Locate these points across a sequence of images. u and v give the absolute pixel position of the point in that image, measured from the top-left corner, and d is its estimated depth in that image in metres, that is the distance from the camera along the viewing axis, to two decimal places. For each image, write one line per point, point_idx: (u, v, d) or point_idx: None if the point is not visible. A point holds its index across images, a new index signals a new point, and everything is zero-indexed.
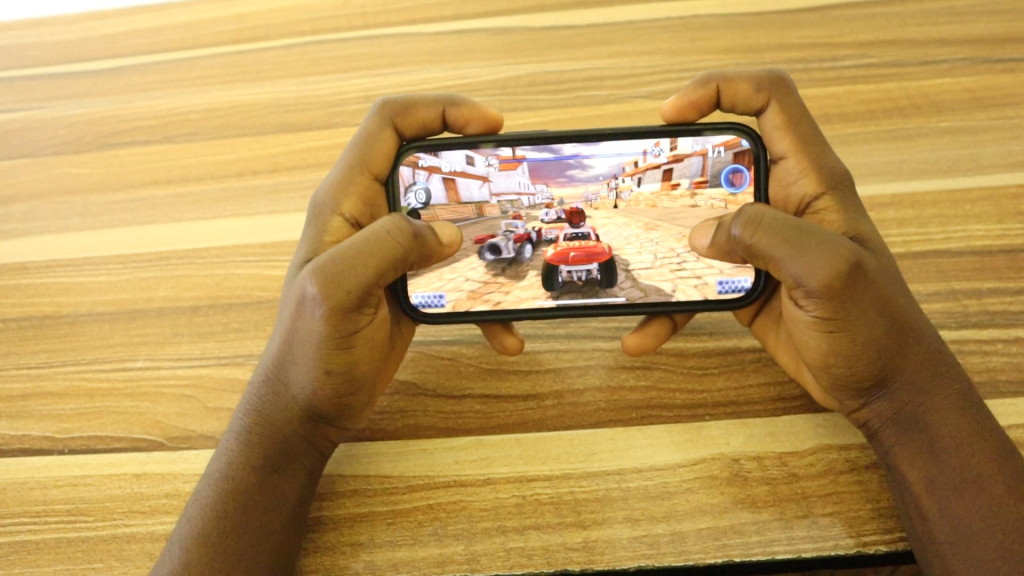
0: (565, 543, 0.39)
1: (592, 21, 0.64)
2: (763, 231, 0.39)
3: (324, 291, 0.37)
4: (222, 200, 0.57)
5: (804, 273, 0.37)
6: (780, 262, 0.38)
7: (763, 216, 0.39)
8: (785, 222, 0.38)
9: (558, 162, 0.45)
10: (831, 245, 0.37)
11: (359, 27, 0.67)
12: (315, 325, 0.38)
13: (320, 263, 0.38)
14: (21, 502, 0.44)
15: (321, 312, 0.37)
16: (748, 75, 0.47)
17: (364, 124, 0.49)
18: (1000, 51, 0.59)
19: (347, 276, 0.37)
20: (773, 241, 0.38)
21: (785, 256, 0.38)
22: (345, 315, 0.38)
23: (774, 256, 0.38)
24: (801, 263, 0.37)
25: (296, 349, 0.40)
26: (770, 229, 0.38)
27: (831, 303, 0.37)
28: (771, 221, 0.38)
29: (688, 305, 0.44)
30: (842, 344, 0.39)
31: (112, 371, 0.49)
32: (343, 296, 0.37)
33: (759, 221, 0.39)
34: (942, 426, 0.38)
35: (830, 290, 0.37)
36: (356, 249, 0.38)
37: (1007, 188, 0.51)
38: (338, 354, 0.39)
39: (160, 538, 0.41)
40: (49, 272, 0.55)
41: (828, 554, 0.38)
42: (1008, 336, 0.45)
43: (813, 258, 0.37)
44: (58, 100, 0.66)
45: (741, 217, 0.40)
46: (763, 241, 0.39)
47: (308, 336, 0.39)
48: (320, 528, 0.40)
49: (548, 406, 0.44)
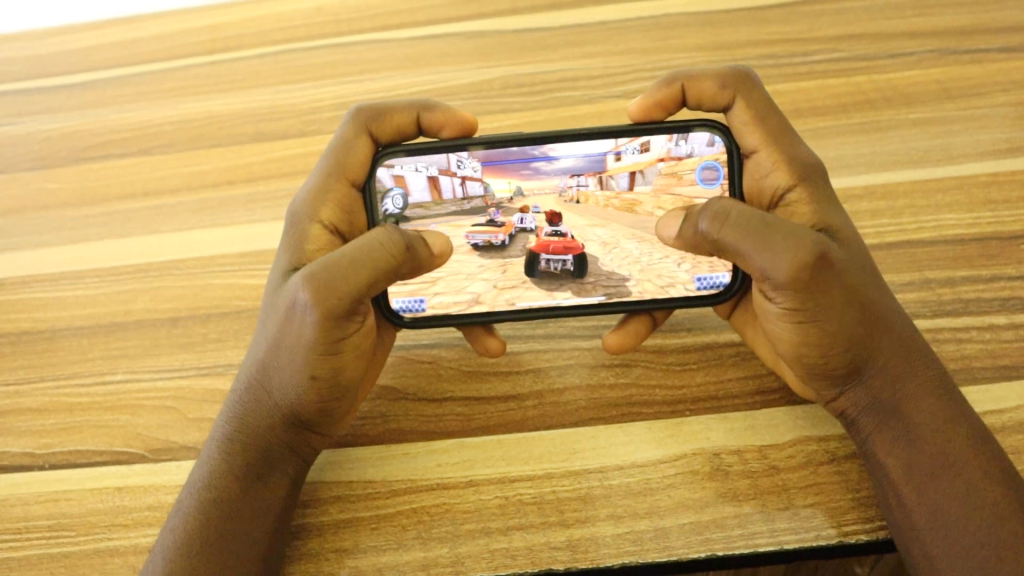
0: (549, 542, 0.39)
1: (564, 22, 0.64)
2: (730, 226, 0.39)
3: (315, 297, 0.38)
4: (199, 211, 0.56)
5: (772, 267, 0.38)
6: (748, 256, 0.39)
7: (730, 211, 0.39)
8: (751, 217, 0.38)
9: (523, 156, 0.44)
10: (797, 238, 0.38)
11: (332, 34, 0.67)
12: (306, 331, 0.38)
13: (311, 271, 0.38)
14: (2, 520, 0.43)
15: (312, 317, 0.38)
16: (712, 73, 0.48)
17: (338, 132, 0.49)
18: (967, 42, 0.60)
19: (337, 283, 0.38)
20: (740, 236, 0.38)
21: (752, 250, 0.38)
22: (335, 322, 0.38)
23: (741, 251, 0.39)
24: (768, 257, 0.38)
25: (283, 354, 0.40)
26: (737, 224, 0.39)
27: (800, 295, 0.38)
28: (738, 217, 0.39)
29: (666, 302, 0.45)
30: (814, 334, 0.39)
31: (91, 386, 0.49)
32: (334, 303, 0.38)
33: (726, 217, 0.39)
34: (917, 413, 0.38)
35: (797, 284, 0.37)
36: (348, 258, 0.38)
37: (977, 177, 0.52)
38: (327, 359, 0.39)
39: (144, 551, 0.41)
40: (25, 287, 0.54)
41: (809, 545, 0.38)
42: (981, 323, 0.45)
43: (779, 252, 0.37)
44: (32, 116, 0.65)
45: (709, 212, 0.40)
46: (731, 236, 0.39)
47: (298, 342, 0.39)
48: (303, 536, 0.40)
49: (530, 407, 0.44)
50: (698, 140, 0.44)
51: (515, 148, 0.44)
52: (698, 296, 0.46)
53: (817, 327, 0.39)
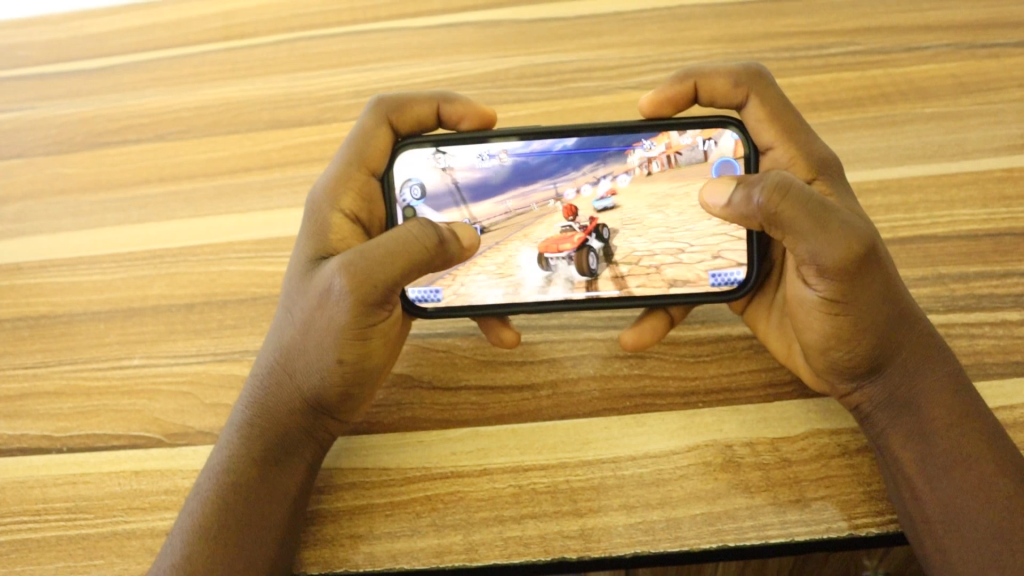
0: (561, 531, 0.40)
1: (581, 12, 0.64)
2: (789, 202, 0.37)
3: (352, 284, 0.38)
4: (214, 197, 0.57)
5: (821, 251, 0.37)
6: (795, 235, 0.38)
7: (791, 186, 0.38)
8: (811, 198, 0.38)
9: None
10: (851, 226, 0.37)
11: (347, 22, 0.67)
12: (339, 316, 0.39)
13: (349, 258, 0.39)
14: (22, 501, 0.44)
15: (346, 304, 0.38)
16: (725, 70, 0.48)
17: (359, 121, 0.49)
18: (985, 36, 0.59)
19: (373, 273, 0.38)
20: (796, 214, 0.37)
21: (805, 232, 0.37)
22: (368, 310, 0.39)
23: (791, 228, 0.38)
24: (819, 241, 0.37)
25: (313, 338, 0.40)
26: (797, 202, 0.37)
27: (844, 283, 0.38)
28: (799, 194, 0.37)
29: (684, 297, 0.45)
30: (845, 325, 0.39)
31: (108, 370, 0.49)
32: (369, 292, 0.38)
33: (787, 190, 0.38)
34: (933, 408, 0.39)
35: (844, 271, 0.37)
36: (385, 248, 0.39)
37: (993, 173, 0.52)
38: (355, 346, 0.40)
39: (161, 534, 0.42)
40: (43, 272, 0.55)
41: (821, 537, 0.39)
42: (994, 318, 0.46)
43: (834, 238, 0.37)
44: (48, 100, 0.66)
45: (766, 182, 0.38)
46: (787, 213, 0.38)
47: (328, 326, 0.39)
48: (318, 521, 0.41)
49: (543, 396, 0.45)
50: (716, 137, 0.45)
51: (541, 141, 0.45)
52: (713, 291, 0.46)
53: (849, 316, 0.39)
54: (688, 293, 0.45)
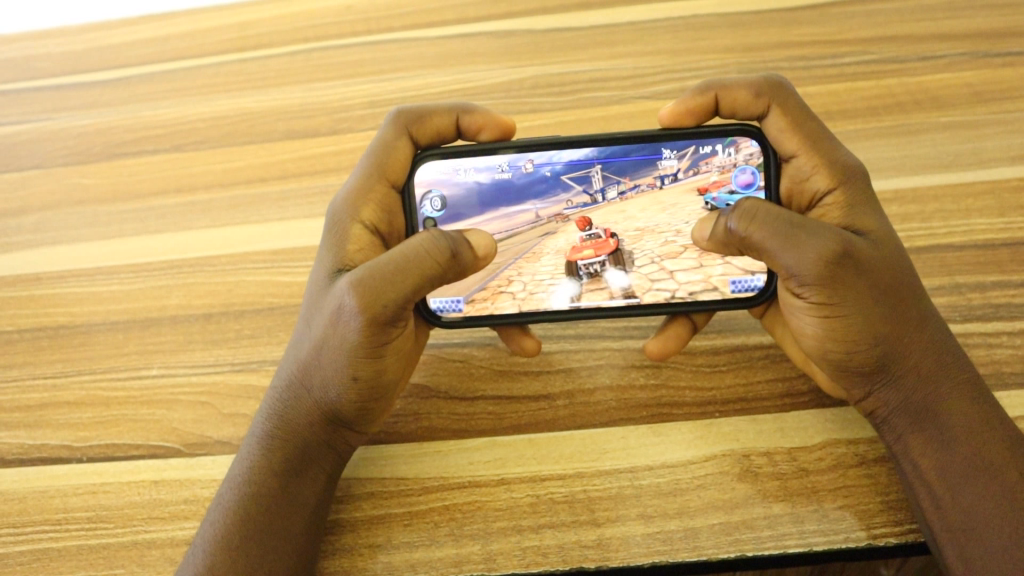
0: (580, 541, 0.40)
1: (594, 22, 0.65)
2: (758, 225, 0.40)
3: (361, 304, 0.39)
4: (231, 207, 0.57)
5: (797, 263, 0.39)
6: (773, 254, 0.40)
7: (757, 210, 0.40)
8: (778, 216, 0.40)
9: None
10: (822, 235, 0.39)
11: (362, 32, 0.68)
12: (350, 335, 0.39)
13: (359, 277, 0.39)
14: (42, 510, 0.45)
15: (357, 323, 0.39)
16: (746, 81, 0.49)
17: (379, 133, 0.49)
18: (999, 45, 0.59)
19: (382, 291, 0.39)
20: (766, 234, 0.39)
21: (779, 249, 0.39)
22: (380, 327, 0.39)
23: (768, 249, 0.40)
24: (793, 255, 0.39)
25: (327, 355, 0.40)
26: (765, 223, 0.40)
27: (826, 290, 0.39)
28: (765, 216, 0.40)
29: (706, 305, 0.45)
30: (837, 332, 0.40)
31: (127, 380, 0.49)
32: (378, 311, 0.39)
33: (754, 216, 0.40)
34: (950, 415, 0.39)
35: (822, 279, 0.38)
36: (395, 263, 0.39)
37: (1008, 182, 0.52)
38: (369, 363, 0.40)
39: (180, 543, 0.42)
40: (62, 281, 0.55)
41: (839, 547, 0.39)
42: (1012, 328, 0.46)
43: (805, 249, 0.38)
44: (67, 111, 0.66)
45: (738, 211, 0.41)
46: (759, 235, 0.40)
47: (339, 346, 0.40)
48: (337, 531, 0.41)
49: (560, 406, 0.45)
50: (735, 147, 0.45)
51: (559, 152, 0.45)
52: (733, 299, 0.45)
53: (841, 322, 0.40)
54: (709, 301, 0.45)
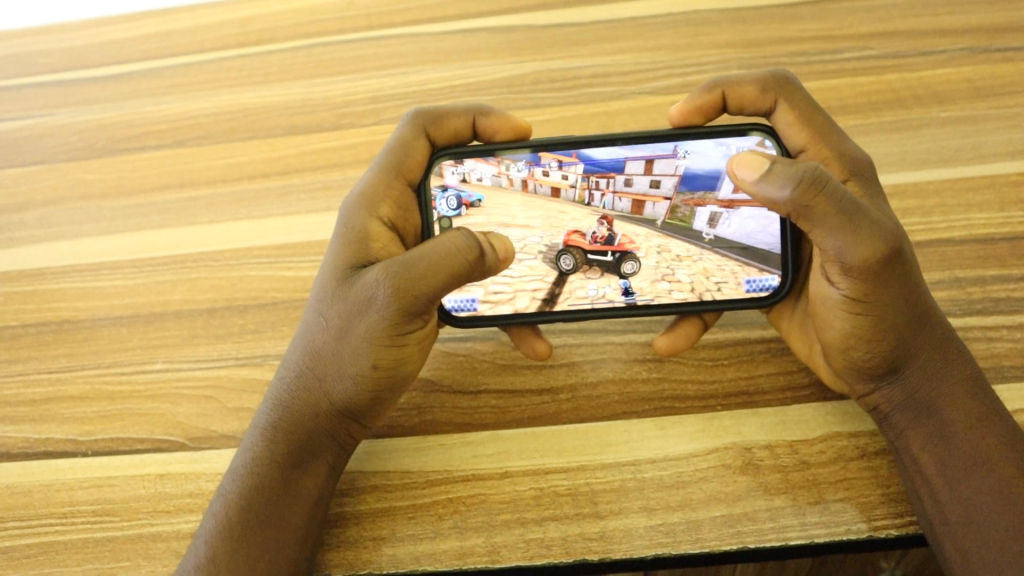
0: (583, 533, 0.40)
1: (595, 17, 0.65)
2: (823, 199, 0.37)
3: (395, 296, 0.39)
4: (234, 203, 0.57)
5: (850, 250, 0.38)
6: (822, 229, 0.38)
7: (825, 182, 0.37)
8: (844, 196, 0.37)
9: None
10: (880, 227, 0.38)
11: (363, 28, 0.68)
12: (378, 326, 0.40)
13: (393, 268, 0.40)
14: (47, 503, 0.45)
15: (389, 314, 0.39)
16: (752, 78, 0.49)
17: (397, 131, 0.50)
18: (1000, 40, 0.60)
19: (416, 284, 0.39)
20: (828, 211, 0.37)
21: (835, 229, 0.38)
22: (408, 318, 0.40)
23: (819, 224, 0.38)
24: (849, 240, 0.37)
25: (348, 345, 0.41)
26: (831, 199, 0.37)
27: (866, 284, 0.38)
28: (833, 192, 0.37)
29: (721, 304, 0.45)
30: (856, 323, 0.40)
31: (132, 374, 0.50)
32: (411, 303, 0.39)
33: (821, 188, 0.37)
34: (952, 411, 0.39)
35: (869, 271, 0.38)
36: (428, 259, 0.39)
37: (1008, 176, 0.52)
38: (393, 352, 0.41)
39: (186, 536, 0.42)
40: (65, 276, 0.55)
41: (841, 539, 0.39)
42: (1012, 321, 0.46)
43: (863, 239, 0.37)
44: (69, 107, 0.66)
45: (801, 174, 0.37)
46: (818, 209, 0.37)
47: (364, 333, 0.40)
48: (341, 523, 0.41)
49: (563, 400, 0.45)
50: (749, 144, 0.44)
51: (572, 151, 0.45)
52: (748, 298, 0.46)
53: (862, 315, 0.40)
54: (724, 300, 0.46)
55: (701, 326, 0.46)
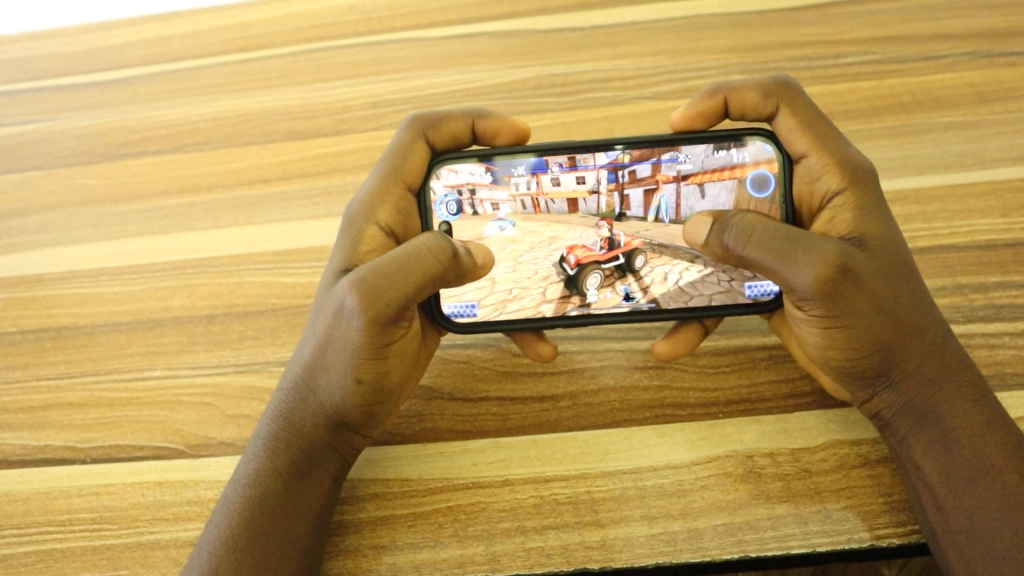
0: (583, 542, 0.40)
1: (596, 22, 0.65)
2: (754, 244, 0.40)
3: (363, 303, 0.38)
4: (234, 208, 0.57)
5: (796, 279, 0.38)
6: (772, 273, 0.40)
7: (754, 227, 0.40)
8: (776, 233, 0.39)
9: None
10: (820, 250, 0.38)
11: (364, 33, 0.67)
12: (353, 335, 0.39)
13: (360, 275, 0.39)
14: (45, 511, 0.45)
15: (360, 323, 0.38)
16: (754, 83, 0.49)
17: (396, 136, 0.50)
18: (1002, 45, 0.59)
19: (384, 290, 0.38)
20: (762, 253, 0.39)
21: (777, 264, 0.39)
22: (381, 327, 0.38)
23: (767, 265, 0.39)
24: (794, 270, 0.38)
25: (331, 356, 0.40)
26: (760, 241, 0.39)
27: (829, 305, 0.38)
28: (761, 234, 0.39)
29: (722, 309, 0.45)
30: (841, 340, 0.40)
31: (131, 380, 0.50)
32: (380, 311, 0.38)
33: (749, 235, 0.40)
34: (953, 418, 0.39)
35: (825, 293, 0.38)
36: (396, 263, 0.39)
37: (1010, 182, 0.52)
38: (374, 364, 0.40)
39: (185, 544, 0.42)
40: (65, 282, 0.55)
41: (843, 548, 0.39)
42: (1014, 329, 0.46)
43: (803, 265, 0.38)
44: (69, 111, 0.66)
45: (735, 228, 0.41)
46: (756, 253, 0.40)
47: (342, 343, 0.39)
48: (342, 531, 0.41)
49: (564, 408, 0.45)
50: (748, 147, 0.45)
51: (572, 155, 0.45)
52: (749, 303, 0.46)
53: (843, 332, 0.39)
54: (724, 305, 0.45)
55: (702, 332, 0.46)
